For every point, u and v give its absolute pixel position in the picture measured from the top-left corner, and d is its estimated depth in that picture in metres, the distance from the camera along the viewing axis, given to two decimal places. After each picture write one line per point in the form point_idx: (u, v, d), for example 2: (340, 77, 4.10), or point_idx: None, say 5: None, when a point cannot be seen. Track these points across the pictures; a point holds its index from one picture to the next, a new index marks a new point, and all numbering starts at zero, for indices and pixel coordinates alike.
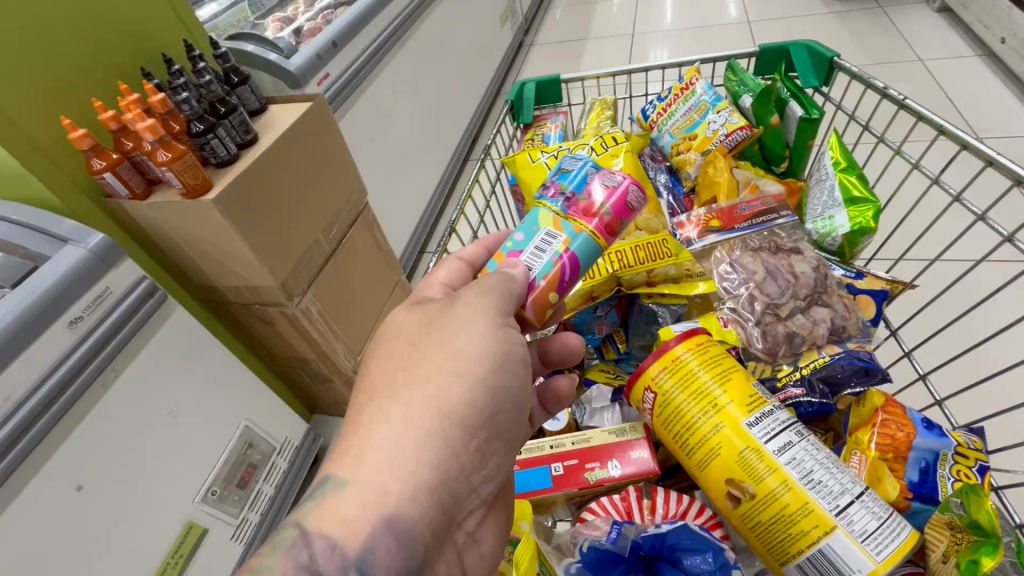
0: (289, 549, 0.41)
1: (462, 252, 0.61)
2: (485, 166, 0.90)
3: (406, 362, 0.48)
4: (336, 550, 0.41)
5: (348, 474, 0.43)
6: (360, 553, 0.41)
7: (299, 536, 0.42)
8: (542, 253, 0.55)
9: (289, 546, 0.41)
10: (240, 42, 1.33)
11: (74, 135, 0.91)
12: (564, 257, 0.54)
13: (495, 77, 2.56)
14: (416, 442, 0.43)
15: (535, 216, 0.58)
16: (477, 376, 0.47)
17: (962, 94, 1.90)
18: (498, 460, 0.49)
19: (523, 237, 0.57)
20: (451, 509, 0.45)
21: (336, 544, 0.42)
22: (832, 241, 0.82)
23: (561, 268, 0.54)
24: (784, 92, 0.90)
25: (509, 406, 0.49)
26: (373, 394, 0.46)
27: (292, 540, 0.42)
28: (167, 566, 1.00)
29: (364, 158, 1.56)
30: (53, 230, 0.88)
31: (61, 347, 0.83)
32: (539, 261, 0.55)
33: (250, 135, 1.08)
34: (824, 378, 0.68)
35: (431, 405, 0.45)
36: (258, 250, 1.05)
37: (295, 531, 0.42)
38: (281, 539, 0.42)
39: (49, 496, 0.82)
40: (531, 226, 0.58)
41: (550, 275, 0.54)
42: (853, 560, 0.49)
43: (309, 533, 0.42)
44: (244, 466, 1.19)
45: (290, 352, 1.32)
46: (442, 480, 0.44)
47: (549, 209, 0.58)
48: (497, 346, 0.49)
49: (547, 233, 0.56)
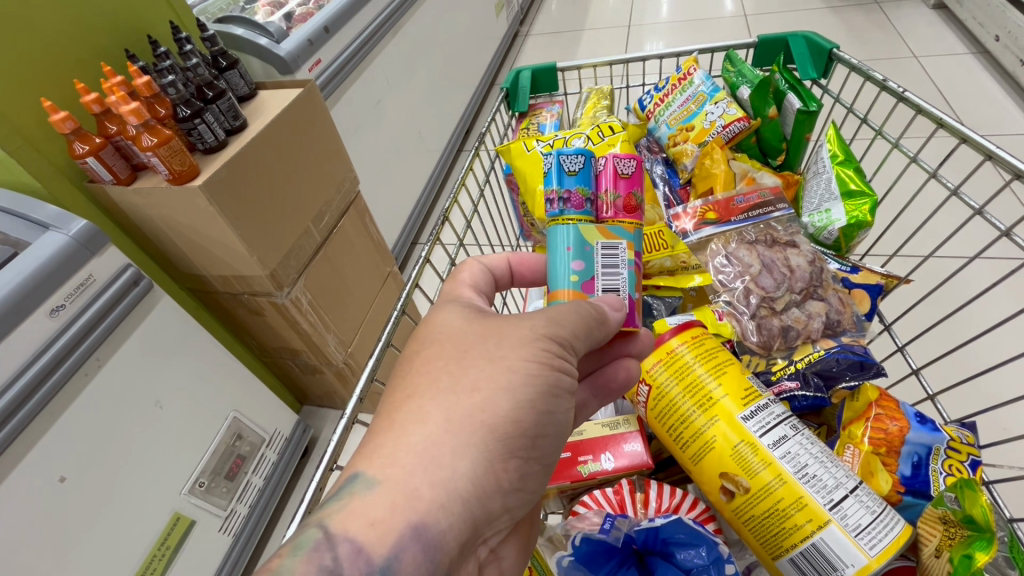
0: (311, 552, 0.37)
1: (485, 260, 0.60)
2: (480, 155, 0.87)
3: (454, 367, 0.45)
4: (362, 554, 0.37)
5: (377, 475, 0.40)
6: (384, 559, 0.37)
7: (323, 538, 0.38)
8: (617, 268, 0.54)
9: (313, 546, 0.37)
10: (230, 25, 1.30)
11: (56, 118, 0.88)
12: (634, 261, 0.55)
13: (490, 67, 2.52)
14: (454, 452, 0.41)
15: (578, 236, 0.53)
16: (524, 399, 0.44)
17: (956, 91, 1.90)
18: (535, 483, 0.46)
19: (583, 265, 0.53)
20: (484, 522, 0.42)
21: (362, 548, 0.37)
22: (828, 234, 0.81)
23: (638, 272, 0.55)
24: (783, 83, 0.88)
25: (553, 431, 0.46)
26: (412, 391, 0.44)
27: (316, 541, 0.38)
28: (154, 559, 0.99)
29: (357, 147, 1.54)
30: (35, 215, 0.86)
31: (42, 335, 0.81)
32: (621, 278, 0.53)
33: (238, 121, 1.06)
34: (818, 372, 0.66)
35: (477, 419, 0.42)
36: (247, 238, 1.03)
37: (319, 532, 0.38)
38: (305, 539, 0.38)
39: (33, 487, 0.80)
40: (579, 248, 0.53)
41: (637, 284, 0.54)
42: (846, 555, 0.49)
43: (334, 535, 0.38)
44: (232, 457, 1.17)
45: (279, 343, 1.30)
46: (477, 494, 0.41)
47: (587, 221, 0.54)
48: (548, 372, 0.45)
49: (605, 246, 0.54)
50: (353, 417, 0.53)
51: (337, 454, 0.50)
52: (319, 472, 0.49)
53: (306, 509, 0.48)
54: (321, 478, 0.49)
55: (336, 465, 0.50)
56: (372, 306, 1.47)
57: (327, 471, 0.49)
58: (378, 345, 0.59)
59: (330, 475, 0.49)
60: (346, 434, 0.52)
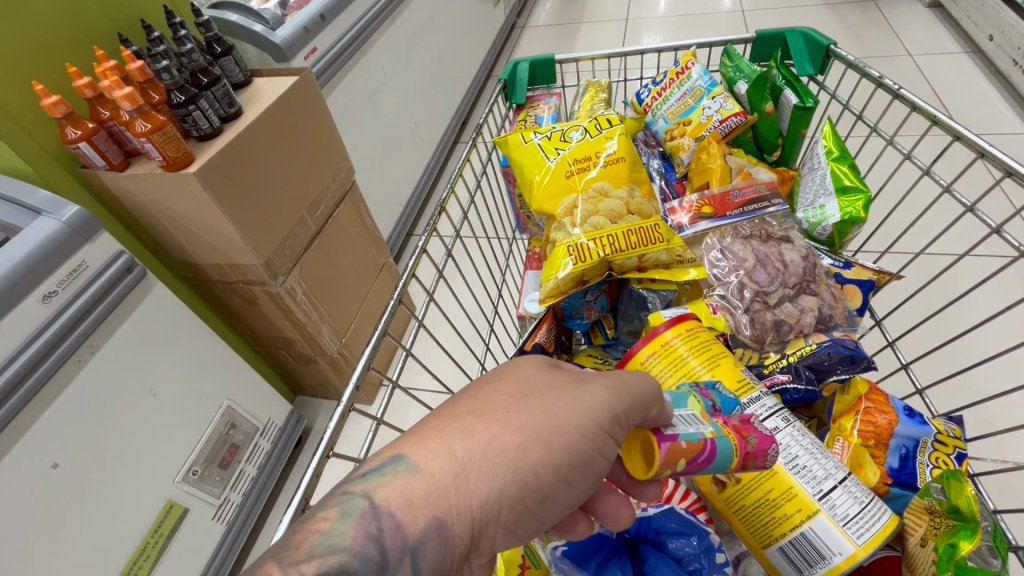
0: (359, 516, 0.37)
1: None
2: (477, 146, 0.85)
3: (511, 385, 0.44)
4: (400, 529, 0.37)
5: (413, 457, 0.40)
6: (416, 538, 0.37)
7: (369, 506, 0.38)
8: (690, 424, 0.47)
9: (360, 513, 0.38)
10: (225, 11, 1.28)
11: (48, 102, 0.87)
12: (706, 443, 0.47)
13: (486, 58, 2.51)
14: (484, 454, 0.40)
15: (684, 397, 0.52)
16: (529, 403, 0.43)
17: (949, 90, 1.91)
18: None
19: (669, 400, 0.51)
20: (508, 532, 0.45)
21: (400, 523, 0.37)
22: (822, 230, 0.82)
23: (700, 448, 0.46)
24: (779, 79, 0.87)
25: None
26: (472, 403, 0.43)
27: (363, 508, 0.38)
28: (146, 547, 0.99)
29: (352, 136, 1.53)
30: (27, 200, 0.85)
31: (35, 320, 0.80)
32: (683, 428, 0.47)
33: (233, 109, 1.05)
34: (810, 365, 0.67)
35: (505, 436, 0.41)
36: (242, 227, 1.02)
37: (365, 500, 0.38)
38: (352, 505, 0.38)
39: (25, 473, 0.80)
40: (677, 401, 0.51)
41: (694, 443, 0.46)
42: (833, 543, 0.50)
43: (379, 505, 0.38)
44: (226, 446, 1.17)
45: (274, 332, 1.30)
46: None
47: (699, 401, 0.52)
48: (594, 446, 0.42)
49: (694, 416, 0.49)
50: (349, 405, 0.53)
51: (334, 441, 0.50)
52: (316, 458, 0.48)
53: (304, 495, 0.48)
54: (318, 464, 0.48)
55: (332, 451, 0.50)
56: (366, 297, 1.47)
57: (324, 457, 0.49)
58: (375, 334, 0.58)
59: (327, 461, 0.49)
60: (343, 421, 0.52)
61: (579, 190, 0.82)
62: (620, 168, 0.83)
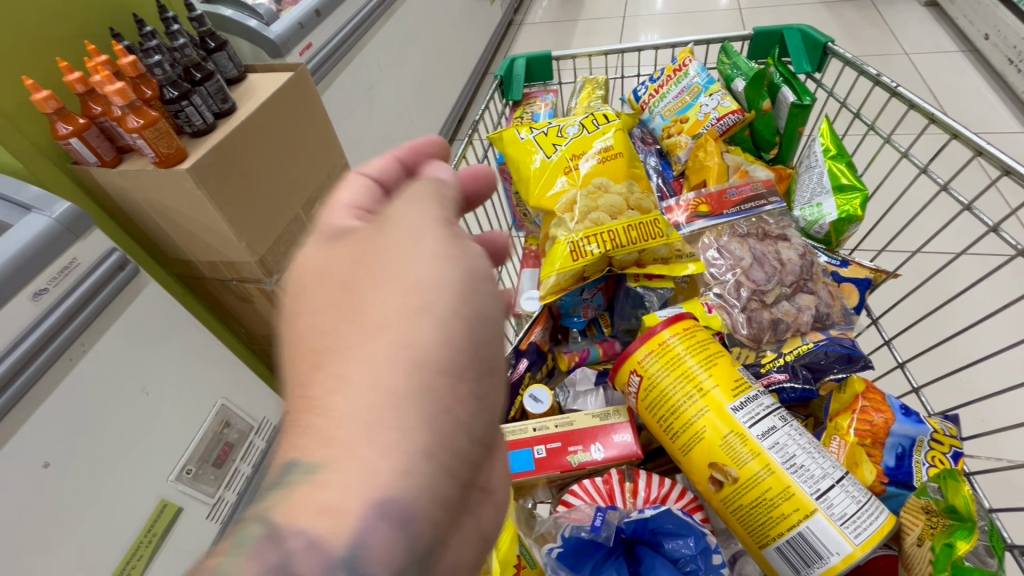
0: (255, 550, 0.32)
1: (368, 168, 0.53)
2: (473, 143, 0.85)
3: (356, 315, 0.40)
4: (316, 548, 0.32)
5: (308, 456, 0.34)
6: (346, 549, 0.32)
7: (267, 534, 0.32)
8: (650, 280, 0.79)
9: (256, 544, 0.32)
10: (218, 6, 1.26)
11: (37, 97, 0.86)
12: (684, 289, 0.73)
13: (483, 55, 2.49)
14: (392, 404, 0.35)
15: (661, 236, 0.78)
16: None
17: (945, 88, 1.91)
18: None
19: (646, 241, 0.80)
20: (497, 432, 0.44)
21: (316, 542, 0.32)
22: (819, 228, 0.82)
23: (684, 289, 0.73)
24: (777, 77, 0.88)
25: None
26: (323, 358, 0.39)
27: (259, 539, 0.32)
28: (140, 547, 0.98)
29: (348, 133, 1.52)
30: (17, 197, 0.84)
31: (24, 318, 0.79)
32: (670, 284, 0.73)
33: (227, 104, 1.04)
34: (807, 365, 0.68)
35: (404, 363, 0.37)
36: (236, 224, 1.01)
37: (261, 528, 0.33)
38: (246, 536, 0.33)
39: (15, 472, 0.79)
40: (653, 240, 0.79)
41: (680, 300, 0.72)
42: (830, 542, 0.50)
43: (280, 530, 0.32)
44: (220, 445, 1.16)
45: (269, 330, 1.29)
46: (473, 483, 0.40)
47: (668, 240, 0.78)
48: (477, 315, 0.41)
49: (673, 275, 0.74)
50: None
51: None
52: None
53: None
54: None
55: None
56: None
57: None
58: None
59: None
60: None
61: (577, 186, 0.81)
62: (617, 164, 0.82)
